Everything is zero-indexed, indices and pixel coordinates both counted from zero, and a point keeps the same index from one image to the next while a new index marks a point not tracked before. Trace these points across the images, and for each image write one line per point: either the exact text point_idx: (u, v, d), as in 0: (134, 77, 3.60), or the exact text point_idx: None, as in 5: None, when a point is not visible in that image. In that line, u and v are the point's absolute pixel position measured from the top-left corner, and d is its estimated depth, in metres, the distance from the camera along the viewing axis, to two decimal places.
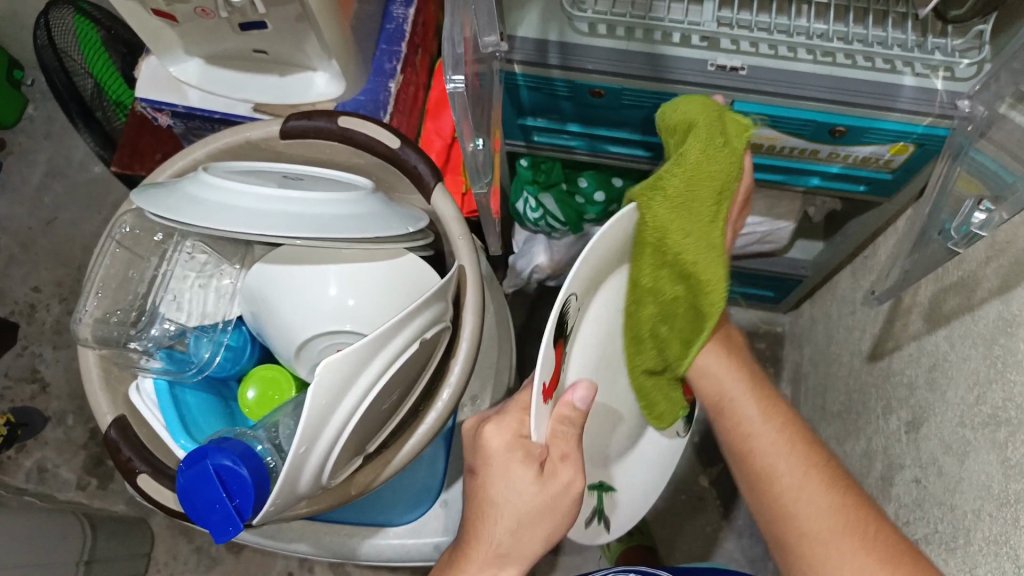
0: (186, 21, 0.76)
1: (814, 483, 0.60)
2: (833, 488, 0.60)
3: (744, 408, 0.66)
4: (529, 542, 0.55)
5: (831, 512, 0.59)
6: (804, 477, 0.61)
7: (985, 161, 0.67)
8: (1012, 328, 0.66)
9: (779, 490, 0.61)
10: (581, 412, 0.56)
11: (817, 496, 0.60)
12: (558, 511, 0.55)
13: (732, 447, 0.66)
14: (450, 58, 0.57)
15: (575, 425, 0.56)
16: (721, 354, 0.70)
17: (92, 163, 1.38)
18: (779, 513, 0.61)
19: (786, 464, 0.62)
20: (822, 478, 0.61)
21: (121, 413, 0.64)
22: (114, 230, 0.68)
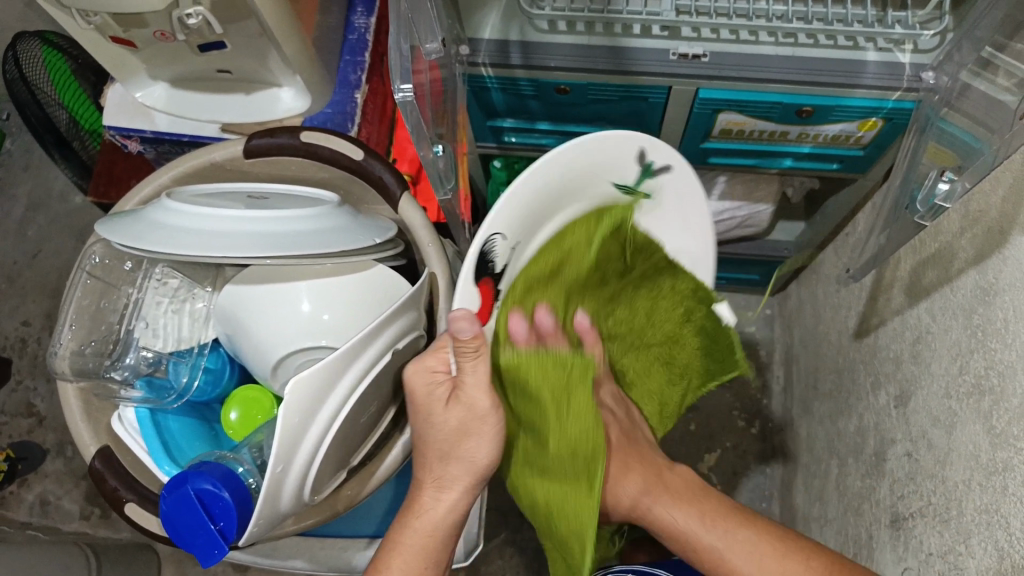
0: (145, 46, 0.76)
1: (757, 544, 0.64)
2: (771, 540, 0.64)
3: (657, 510, 0.69)
4: (463, 457, 0.58)
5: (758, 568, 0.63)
6: (731, 541, 0.65)
7: (958, 131, 0.66)
8: (989, 296, 0.66)
9: (715, 555, 0.64)
10: (472, 341, 0.53)
11: (753, 556, 0.63)
12: (485, 421, 0.57)
13: (660, 531, 0.69)
14: (398, 66, 0.57)
15: (473, 353, 0.54)
16: (682, 504, 0.69)
17: (72, 194, 1.38)
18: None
19: (702, 529, 0.66)
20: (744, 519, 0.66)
21: (106, 444, 0.64)
22: (84, 261, 0.67)
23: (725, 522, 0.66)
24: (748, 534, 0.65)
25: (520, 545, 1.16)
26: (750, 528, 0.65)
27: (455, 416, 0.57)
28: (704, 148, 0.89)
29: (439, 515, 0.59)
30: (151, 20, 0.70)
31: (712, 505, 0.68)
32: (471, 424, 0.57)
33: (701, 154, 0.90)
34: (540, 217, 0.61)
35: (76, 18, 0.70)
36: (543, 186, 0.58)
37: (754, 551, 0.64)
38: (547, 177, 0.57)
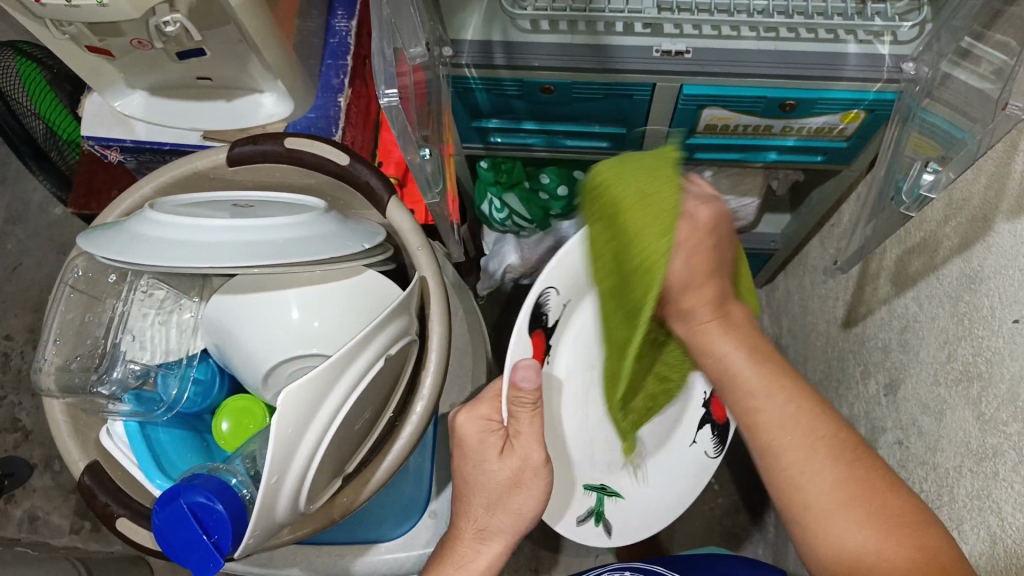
0: (122, 55, 0.75)
1: (796, 407, 0.53)
2: (835, 449, 0.51)
3: (714, 326, 0.57)
4: (511, 508, 0.61)
5: (829, 482, 0.50)
6: (792, 417, 0.52)
7: (938, 120, 0.68)
8: (975, 283, 0.67)
9: (763, 450, 0.53)
10: (532, 392, 0.56)
11: (814, 454, 0.51)
12: (537, 472, 0.60)
13: (714, 366, 0.58)
14: (381, 72, 0.57)
15: (530, 403, 0.56)
16: (730, 331, 0.57)
17: (53, 205, 1.36)
18: (783, 478, 0.52)
19: (765, 386, 0.54)
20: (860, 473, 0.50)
21: (94, 459, 0.63)
22: (66, 274, 0.66)
23: (788, 391, 0.54)
24: (819, 437, 0.52)
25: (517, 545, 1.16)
26: (820, 424, 0.52)
27: (506, 466, 0.59)
28: (689, 143, 0.89)
29: (478, 566, 0.61)
30: (128, 29, 0.69)
31: (784, 384, 0.54)
32: (519, 478, 0.60)
33: (686, 149, 0.90)
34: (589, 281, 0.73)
35: (51, 29, 0.69)
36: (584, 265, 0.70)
37: (800, 419, 0.52)
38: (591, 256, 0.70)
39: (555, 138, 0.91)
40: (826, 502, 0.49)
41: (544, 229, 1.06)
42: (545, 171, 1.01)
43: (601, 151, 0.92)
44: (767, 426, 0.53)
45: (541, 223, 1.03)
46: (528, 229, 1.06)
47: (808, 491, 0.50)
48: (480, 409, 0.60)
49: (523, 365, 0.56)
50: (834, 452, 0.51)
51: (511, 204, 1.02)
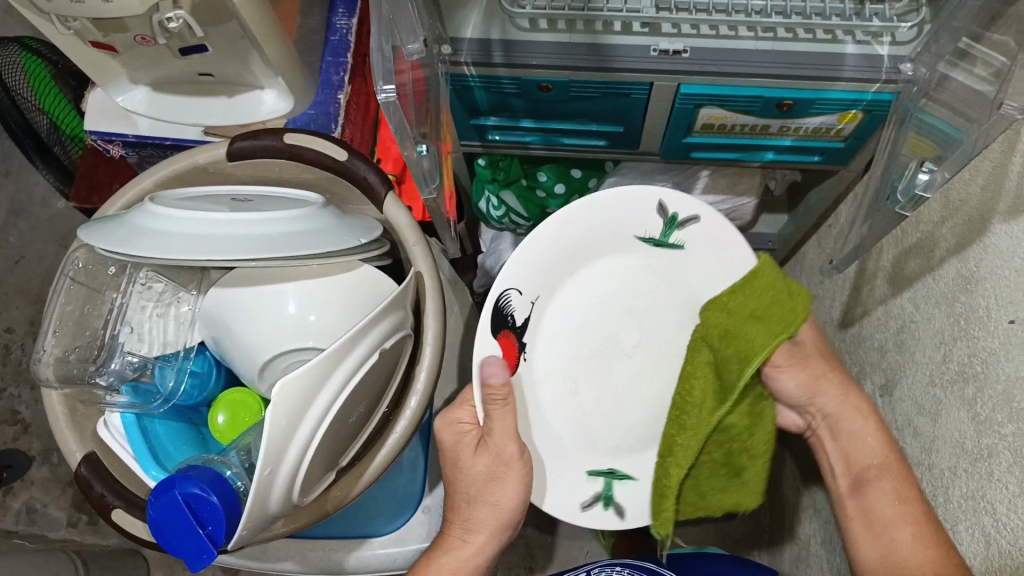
0: (125, 50, 0.76)
1: (916, 528, 0.60)
2: (919, 516, 0.61)
3: (873, 485, 0.64)
4: (489, 502, 0.65)
5: (917, 551, 0.60)
6: (902, 506, 0.62)
7: (936, 121, 0.68)
8: (971, 284, 0.67)
9: (881, 525, 0.62)
10: (500, 387, 0.65)
11: (904, 530, 0.61)
12: (509, 466, 0.65)
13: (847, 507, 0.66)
14: (380, 68, 0.57)
15: (501, 400, 0.65)
16: (895, 478, 0.64)
17: (55, 199, 1.37)
18: (879, 558, 0.61)
19: (887, 517, 0.62)
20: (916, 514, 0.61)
21: (91, 450, 0.64)
22: (67, 267, 0.67)
23: (905, 494, 0.62)
24: (904, 502, 0.62)
25: (513, 542, 1.17)
26: (911, 494, 0.62)
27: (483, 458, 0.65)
28: (687, 143, 0.89)
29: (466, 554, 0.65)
30: (131, 24, 0.69)
31: (901, 479, 0.63)
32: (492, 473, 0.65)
33: (684, 149, 0.90)
34: (556, 273, 0.77)
35: (55, 23, 0.70)
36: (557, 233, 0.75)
37: (911, 506, 0.62)
38: (545, 242, 0.75)
39: (553, 137, 0.91)
40: (916, 567, 0.59)
41: (540, 227, 1.06)
42: (543, 169, 1.01)
43: (598, 150, 0.92)
44: (883, 512, 0.62)
45: (538, 221, 1.03)
46: (525, 226, 1.06)
47: (914, 564, 0.59)
48: (454, 413, 0.67)
49: (491, 367, 0.66)
50: (874, 478, 0.64)
51: (507, 200, 1.02)
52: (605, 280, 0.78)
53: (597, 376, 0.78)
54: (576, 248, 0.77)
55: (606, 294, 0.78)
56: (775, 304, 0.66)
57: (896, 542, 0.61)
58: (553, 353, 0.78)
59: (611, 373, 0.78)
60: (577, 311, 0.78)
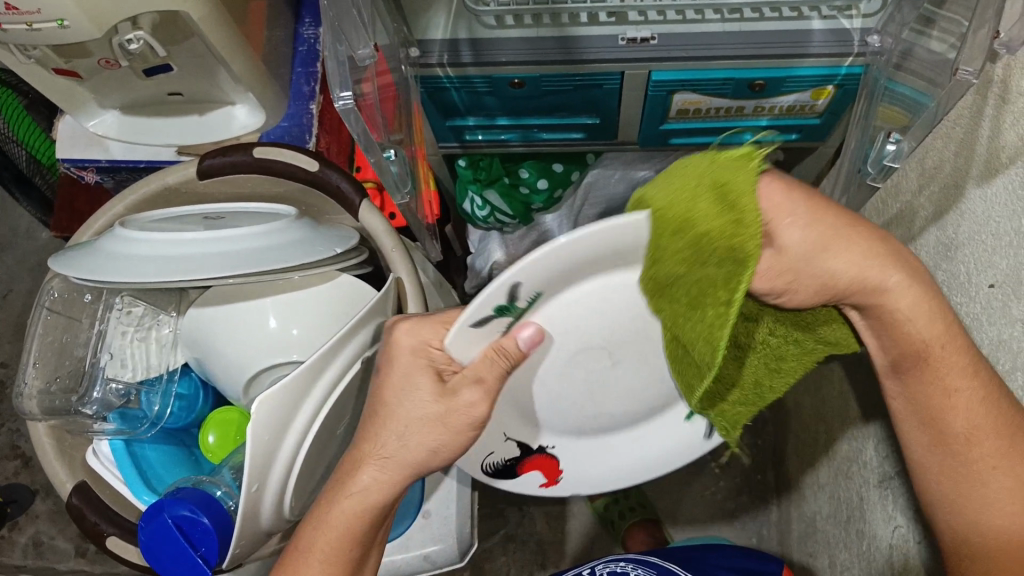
0: (90, 76, 0.76)
1: (997, 441, 0.54)
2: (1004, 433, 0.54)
3: (935, 378, 0.56)
4: (401, 451, 0.54)
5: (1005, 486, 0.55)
6: (982, 421, 0.54)
7: (905, 90, 0.67)
8: (950, 251, 0.67)
9: (958, 437, 0.56)
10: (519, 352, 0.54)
11: (983, 444, 0.55)
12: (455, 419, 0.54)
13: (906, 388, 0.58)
14: (336, 76, 0.57)
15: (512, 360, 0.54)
16: (967, 376, 0.55)
17: (40, 230, 1.36)
18: (952, 473, 0.56)
19: (968, 431, 0.55)
20: (980, 380, 0.55)
21: (82, 478, 0.64)
22: (42, 298, 0.65)
23: (982, 403, 0.54)
24: (991, 419, 0.54)
25: (521, 541, 1.16)
26: (996, 398, 0.54)
27: (428, 413, 0.54)
28: (663, 130, 0.89)
29: (368, 496, 0.54)
30: (92, 48, 0.69)
31: (973, 384, 0.54)
32: (450, 420, 0.54)
33: (661, 136, 0.90)
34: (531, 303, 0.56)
35: (15, 53, 0.69)
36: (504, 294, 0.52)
37: (996, 423, 0.54)
38: (504, 300, 0.52)
39: (530, 132, 0.91)
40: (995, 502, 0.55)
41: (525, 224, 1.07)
42: (524, 165, 1.03)
43: (575, 143, 0.92)
44: (957, 422, 0.55)
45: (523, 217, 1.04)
46: (510, 225, 1.06)
47: (989, 490, 0.55)
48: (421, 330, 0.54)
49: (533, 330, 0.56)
50: (941, 361, 0.55)
51: (491, 200, 1.03)
52: (565, 300, 0.59)
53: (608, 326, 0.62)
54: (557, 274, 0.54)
55: (585, 311, 0.60)
56: (723, 245, 0.45)
57: (980, 473, 0.55)
58: (539, 388, 0.66)
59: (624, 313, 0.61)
60: (549, 340, 0.61)
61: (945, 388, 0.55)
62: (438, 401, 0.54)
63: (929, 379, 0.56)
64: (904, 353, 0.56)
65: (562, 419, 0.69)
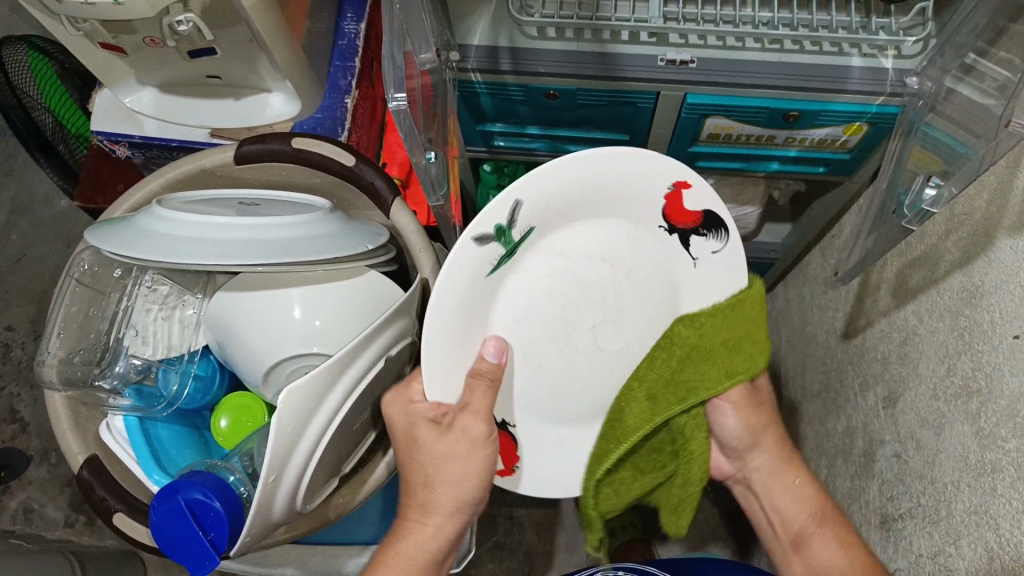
0: (133, 52, 0.76)
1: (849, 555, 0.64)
2: (845, 538, 0.66)
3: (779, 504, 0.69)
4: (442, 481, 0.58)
5: None
6: (846, 549, 0.65)
7: (939, 135, 0.69)
8: (975, 298, 0.67)
9: (816, 569, 0.65)
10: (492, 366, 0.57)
11: (835, 555, 0.64)
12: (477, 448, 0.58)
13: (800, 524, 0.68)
14: (392, 75, 0.58)
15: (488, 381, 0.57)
16: (844, 541, 0.65)
17: (58, 198, 1.37)
18: (818, 565, 0.65)
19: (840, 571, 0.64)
20: (860, 560, 0.64)
21: (94, 452, 0.64)
22: (72, 268, 0.66)
23: (851, 546, 0.65)
24: (818, 513, 0.67)
25: (511, 548, 1.16)
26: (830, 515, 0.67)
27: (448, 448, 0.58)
28: (692, 152, 0.89)
29: (425, 540, 0.59)
30: (140, 26, 0.70)
31: (822, 534, 0.66)
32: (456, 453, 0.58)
33: (689, 158, 0.90)
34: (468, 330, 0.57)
35: (63, 24, 0.70)
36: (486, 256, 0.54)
37: (832, 544, 0.65)
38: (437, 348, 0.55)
39: (559, 144, 0.91)
40: None
41: None
42: None
43: None
44: (818, 557, 0.65)
45: None
46: None
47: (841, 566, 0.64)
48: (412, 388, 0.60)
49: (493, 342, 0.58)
50: (819, 544, 0.66)
51: None
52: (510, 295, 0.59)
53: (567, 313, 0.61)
54: (461, 317, 0.56)
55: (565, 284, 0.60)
56: (726, 351, 0.66)
57: (832, 562, 0.65)
58: (534, 367, 0.63)
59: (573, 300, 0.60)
60: (526, 323, 0.60)
61: (831, 552, 0.65)
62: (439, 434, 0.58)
63: (825, 569, 0.64)
64: (792, 535, 0.67)
65: (563, 403, 0.66)
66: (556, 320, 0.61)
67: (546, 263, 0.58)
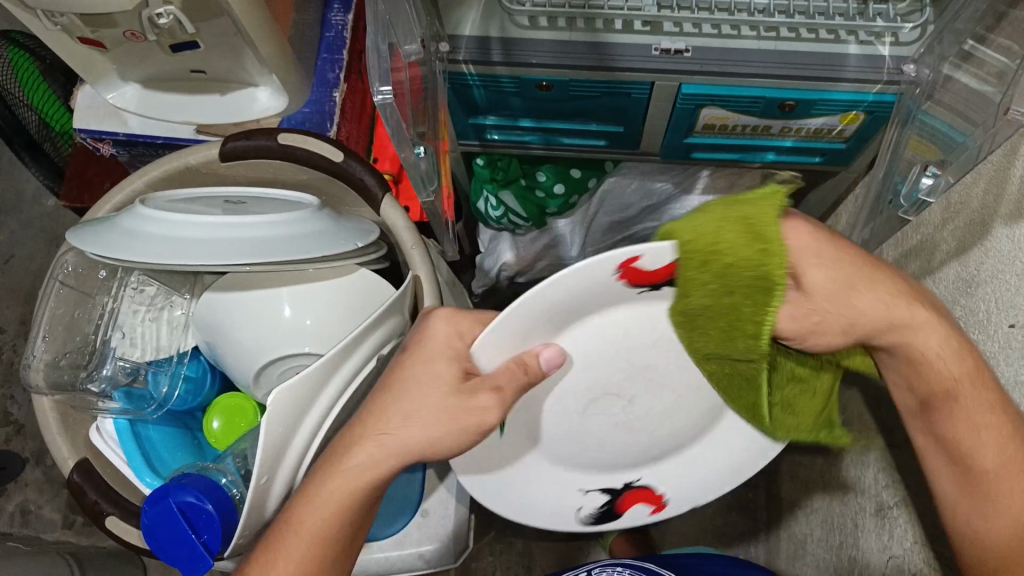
0: (115, 46, 0.75)
1: (991, 424, 0.55)
2: (990, 401, 0.54)
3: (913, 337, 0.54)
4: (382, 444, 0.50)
5: (991, 457, 0.55)
6: (986, 433, 0.55)
7: (936, 123, 0.68)
8: (971, 287, 0.67)
9: (992, 472, 0.55)
10: (536, 369, 0.52)
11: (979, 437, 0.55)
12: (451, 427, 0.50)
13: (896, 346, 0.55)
14: (377, 69, 0.56)
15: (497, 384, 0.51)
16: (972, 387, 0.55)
17: (47, 196, 1.35)
18: (949, 437, 0.56)
19: (1001, 466, 0.55)
20: (1005, 416, 0.54)
21: (84, 456, 0.63)
22: (57, 270, 0.65)
23: (977, 393, 0.55)
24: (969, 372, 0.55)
25: (510, 542, 1.16)
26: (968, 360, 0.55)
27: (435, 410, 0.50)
28: (687, 143, 0.88)
29: (362, 475, 0.51)
30: (121, 20, 0.68)
31: (970, 390, 0.55)
32: (448, 419, 0.50)
33: (684, 149, 0.89)
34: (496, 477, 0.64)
35: (42, 19, 0.68)
36: (522, 321, 0.51)
37: (987, 425, 0.55)
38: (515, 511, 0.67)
39: (553, 136, 0.90)
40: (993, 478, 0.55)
41: (540, 228, 1.05)
42: (544, 168, 1.01)
43: (598, 149, 0.91)
44: (984, 460, 0.55)
45: (537, 220, 1.03)
46: (524, 227, 1.05)
47: (980, 456, 0.55)
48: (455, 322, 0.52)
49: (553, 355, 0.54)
50: (927, 411, 0.58)
51: (506, 200, 1.02)
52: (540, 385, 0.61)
53: (597, 407, 0.64)
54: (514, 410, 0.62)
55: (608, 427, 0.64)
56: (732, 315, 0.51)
57: (971, 446, 0.55)
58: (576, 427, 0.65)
59: (605, 412, 0.64)
60: (559, 404, 0.63)
61: (979, 422, 0.55)
62: (453, 395, 0.50)
63: (955, 434, 0.56)
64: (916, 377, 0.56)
65: (611, 436, 0.66)
66: (597, 381, 0.62)
67: (591, 337, 0.59)
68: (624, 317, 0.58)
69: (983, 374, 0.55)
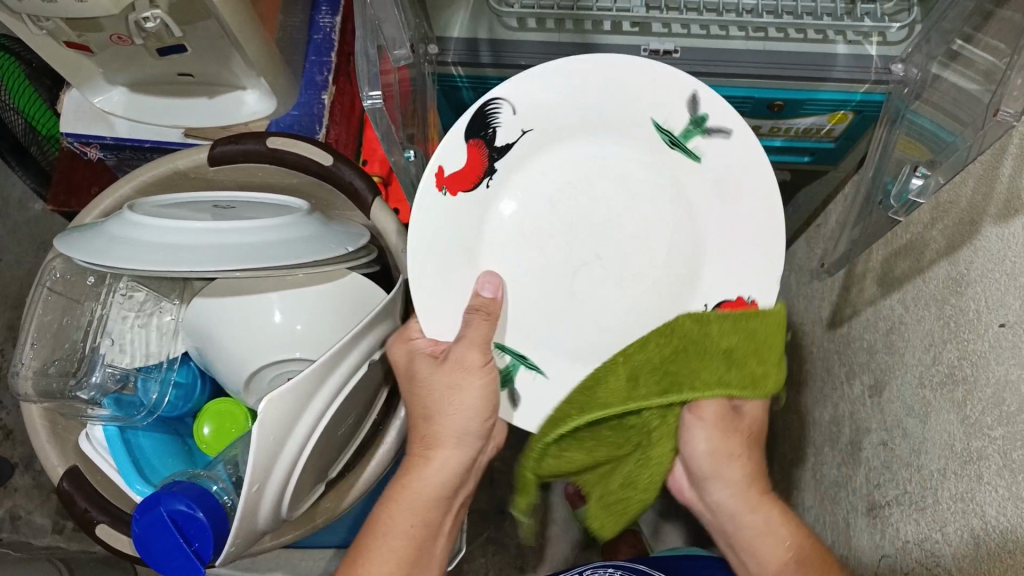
0: (101, 50, 0.74)
1: (777, 528, 0.64)
2: (770, 508, 0.64)
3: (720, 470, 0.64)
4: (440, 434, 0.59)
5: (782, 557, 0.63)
6: (771, 531, 0.64)
7: (925, 123, 0.68)
8: (960, 286, 0.67)
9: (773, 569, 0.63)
10: (485, 299, 0.61)
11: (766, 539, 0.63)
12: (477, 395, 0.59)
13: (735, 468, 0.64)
14: (366, 72, 0.56)
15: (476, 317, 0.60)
16: (783, 526, 0.64)
17: (33, 200, 1.34)
18: (748, 540, 0.64)
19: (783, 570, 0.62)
20: (786, 525, 0.64)
21: (73, 463, 0.62)
22: (44, 277, 0.64)
23: (769, 505, 0.65)
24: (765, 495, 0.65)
25: (503, 543, 1.16)
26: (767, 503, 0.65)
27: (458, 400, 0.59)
28: None
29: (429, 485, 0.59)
30: (107, 24, 0.68)
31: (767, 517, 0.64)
32: (453, 398, 0.59)
33: None
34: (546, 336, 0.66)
35: (27, 23, 0.68)
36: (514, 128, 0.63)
37: (767, 540, 0.64)
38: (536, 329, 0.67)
39: None
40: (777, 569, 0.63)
41: None
42: None
43: None
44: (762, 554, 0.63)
45: None
46: None
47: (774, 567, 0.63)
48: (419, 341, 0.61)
49: (485, 277, 0.63)
50: (759, 492, 0.65)
51: None
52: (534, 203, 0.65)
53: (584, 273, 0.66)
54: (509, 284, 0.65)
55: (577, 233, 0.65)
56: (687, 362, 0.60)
57: (761, 540, 0.64)
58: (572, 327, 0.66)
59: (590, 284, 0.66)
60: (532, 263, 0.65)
61: (773, 526, 0.64)
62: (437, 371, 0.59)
63: (722, 519, 0.66)
64: (723, 460, 0.64)
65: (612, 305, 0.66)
66: (577, 211, 0.65)
67: (554, 169, 0.64)
68: (563, 147, 0.64)
69: (771, 501, 0.65)
